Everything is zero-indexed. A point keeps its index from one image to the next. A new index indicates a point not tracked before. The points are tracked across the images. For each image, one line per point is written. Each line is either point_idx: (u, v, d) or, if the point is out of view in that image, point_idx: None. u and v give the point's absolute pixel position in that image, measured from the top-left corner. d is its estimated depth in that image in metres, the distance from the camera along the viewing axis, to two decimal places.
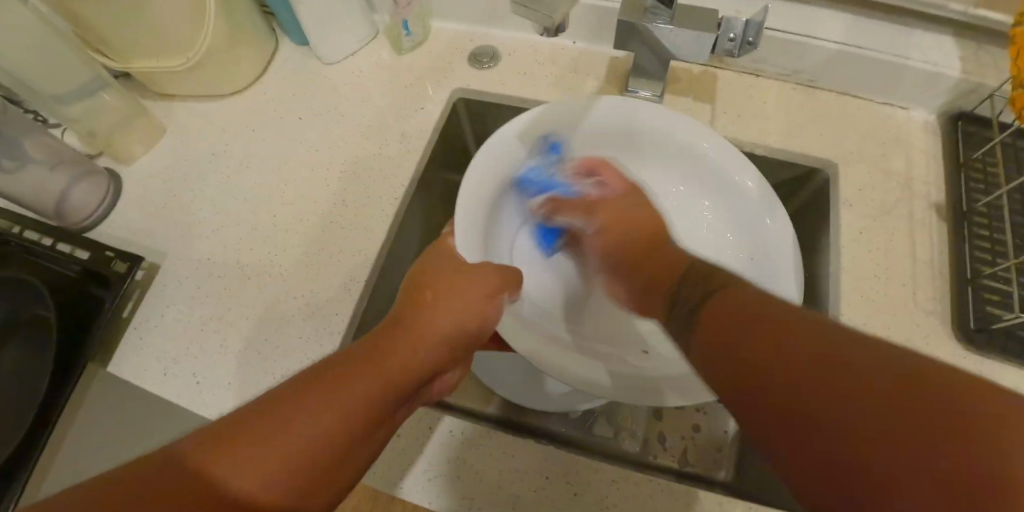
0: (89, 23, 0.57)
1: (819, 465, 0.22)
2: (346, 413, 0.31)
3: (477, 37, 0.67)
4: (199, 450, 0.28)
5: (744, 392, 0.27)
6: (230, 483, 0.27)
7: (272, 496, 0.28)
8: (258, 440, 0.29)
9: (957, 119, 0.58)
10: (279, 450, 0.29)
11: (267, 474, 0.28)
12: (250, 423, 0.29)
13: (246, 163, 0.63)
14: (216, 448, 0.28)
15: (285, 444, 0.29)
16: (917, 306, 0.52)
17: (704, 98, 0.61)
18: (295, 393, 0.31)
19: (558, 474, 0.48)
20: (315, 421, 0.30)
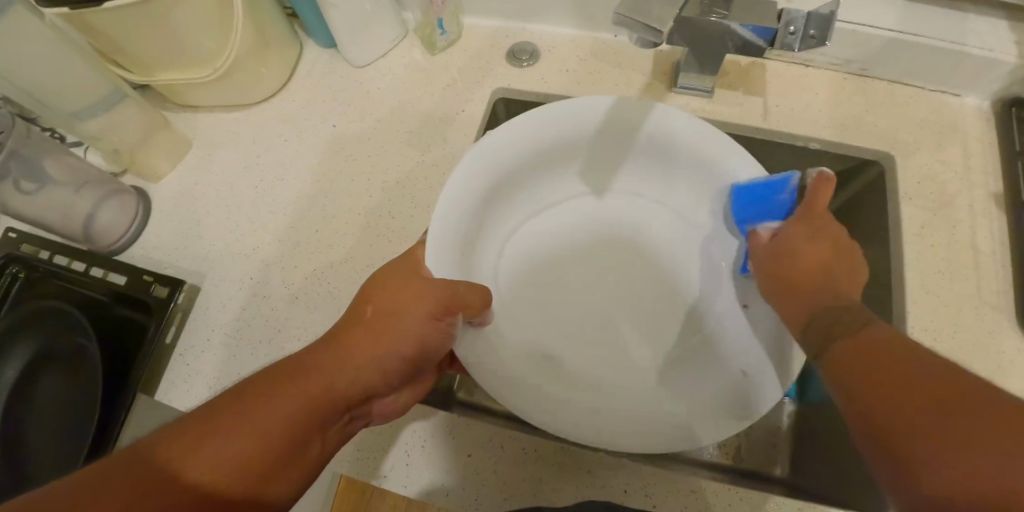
0: (107, 36, 0.54)
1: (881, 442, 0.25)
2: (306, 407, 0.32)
3: (514, 33, 0.65)
4: (162, 450, 0.27)
5: (836, 379, 0.29)
6: (198, 477, 0.27)
7: (234, 486, 0.28)
8: (205, 439, 0.28)
9: (1013, 105, 0.56)
10: (230, 453, 0.28)
11: (236, 468, 0.28)
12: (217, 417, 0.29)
13: (284, 177, 0.62)
14: (170, 446, 0.27)
15: (253, 439, 0.29)
16: (983, 301, 0.51)
17: (754, 91, 0.59)
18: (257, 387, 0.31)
19: (639, 488, 0.45)
20: (277, 413, 0.30)
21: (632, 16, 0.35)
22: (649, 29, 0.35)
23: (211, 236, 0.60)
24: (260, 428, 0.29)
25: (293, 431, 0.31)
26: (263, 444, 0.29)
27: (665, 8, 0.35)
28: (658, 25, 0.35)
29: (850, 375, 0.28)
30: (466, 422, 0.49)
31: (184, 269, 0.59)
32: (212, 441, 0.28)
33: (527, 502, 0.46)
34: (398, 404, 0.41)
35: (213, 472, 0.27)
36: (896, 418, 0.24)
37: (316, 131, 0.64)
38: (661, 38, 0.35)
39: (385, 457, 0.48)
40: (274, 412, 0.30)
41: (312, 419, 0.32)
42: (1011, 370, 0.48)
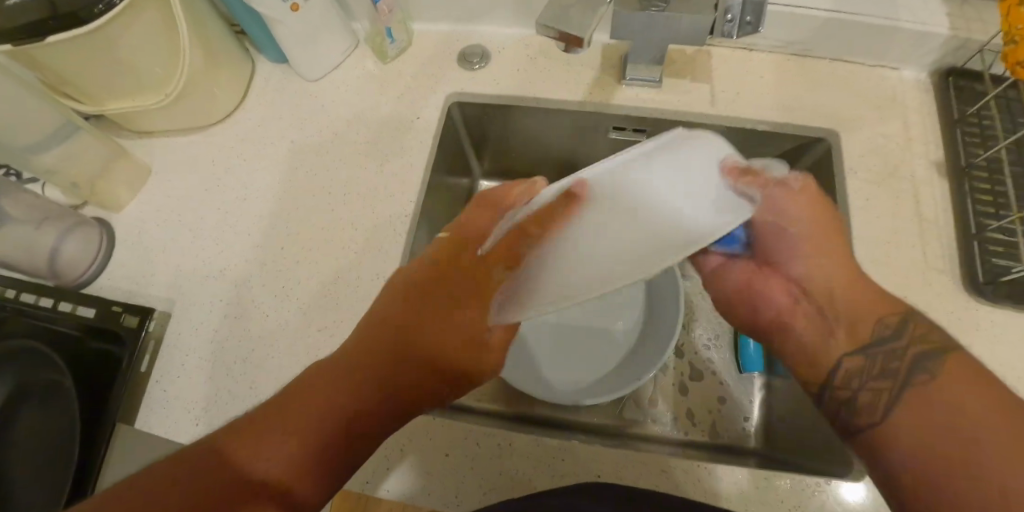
0: (53, 68, 0.53)
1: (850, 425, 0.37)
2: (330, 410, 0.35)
3: (463, 37, 0.65)
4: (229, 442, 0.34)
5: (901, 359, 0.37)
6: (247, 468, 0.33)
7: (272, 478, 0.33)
8: (258, 438, 0.34)
9: (948, 75, 0.59)
10: (270, 452, 0.33)
11: (273, 465, 0.33)
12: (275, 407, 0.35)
13: (246, 196, 0.62)
14: (238, 438, 0.34)
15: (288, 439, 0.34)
16: (929, 266, 0.53)
17: (701, 78, 0.61)
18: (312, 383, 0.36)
19: (612, 471, 0.47)
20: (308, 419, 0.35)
21: (552, 24, 0.36)
22: (566, 35, 0.36)
23: (178, 261, 0.60)
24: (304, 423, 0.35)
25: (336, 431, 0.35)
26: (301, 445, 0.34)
27: (585, 12, 0.36)
28: (577, 31, 0.36)
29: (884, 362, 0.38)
30: (443, 423, 0.50)
31: (153, 296, 0.59)
32: (260, 444, 0.34)
33: (506, 495, 0.47)
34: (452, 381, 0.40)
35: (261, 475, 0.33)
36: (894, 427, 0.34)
37: (275, 148, 0.64)
38: (583, 42, 0.37)
39: (366, 463, 0.49)
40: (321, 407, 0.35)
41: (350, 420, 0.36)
42: (957, 329, 0.50)
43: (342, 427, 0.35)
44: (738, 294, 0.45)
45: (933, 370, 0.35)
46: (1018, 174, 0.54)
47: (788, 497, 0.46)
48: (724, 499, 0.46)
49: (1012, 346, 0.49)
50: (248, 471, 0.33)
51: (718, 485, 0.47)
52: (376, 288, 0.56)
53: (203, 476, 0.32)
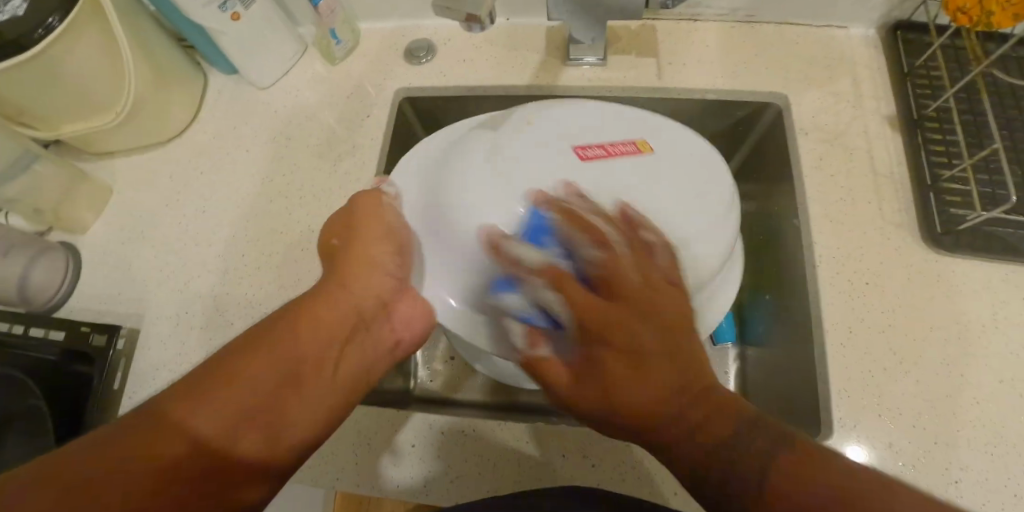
0: (2, 97, 0.54)
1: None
2: (245, 397, 0.34)
3: (409, 33, 0.65)
4: (140, 422, 0.31)
5: (683, 435, 0.32)
6: (168, 453, 0.31)
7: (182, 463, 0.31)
8: (171, 421, 0.32)
9: (894, 29, 0.58)
10: (187, 438, 0.32)
11: (188, 443, 0.32)
12: (191, 386, 0.34)
13: (206, 207, 0.63)
14: (148, 423, 0.31)
15: (207, 421, 0.33)
16: (885, 220, 0.53)
17: (645, 52, 0.60)
18: (231, 359, 0.36)
19: (577, 450, 0.48)
20: (225, 401, 0.34)
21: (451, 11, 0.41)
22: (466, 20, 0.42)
23: (143, 278, 0.61)
24: (228, 407, 0.34)
25: (246, 422, 0.34)
26: (221, 428, 0.33)
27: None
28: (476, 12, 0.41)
29: (724, 439, 0.31)
30: (407, 415, 0.50)
31: (122, 314, 0.60)
32: (161, 433, 0.31)
33: (473, 481, 0.47)
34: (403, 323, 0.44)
35: (179, 456, 0.31)
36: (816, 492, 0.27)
37: (232, 158, 0.64)
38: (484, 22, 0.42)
39: (339, 460, 0.49)
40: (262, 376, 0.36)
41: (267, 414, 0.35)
42: (916, 281, 0.50)
43: (240, 427, 0.34)
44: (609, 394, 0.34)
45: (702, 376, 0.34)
46: (968, 121, 0.54)
47: None
48: None
49: (972, 294, 0.49)
50: (168, 454, 0.31)
51: None
52: None
53: (135, 438, 0.30)
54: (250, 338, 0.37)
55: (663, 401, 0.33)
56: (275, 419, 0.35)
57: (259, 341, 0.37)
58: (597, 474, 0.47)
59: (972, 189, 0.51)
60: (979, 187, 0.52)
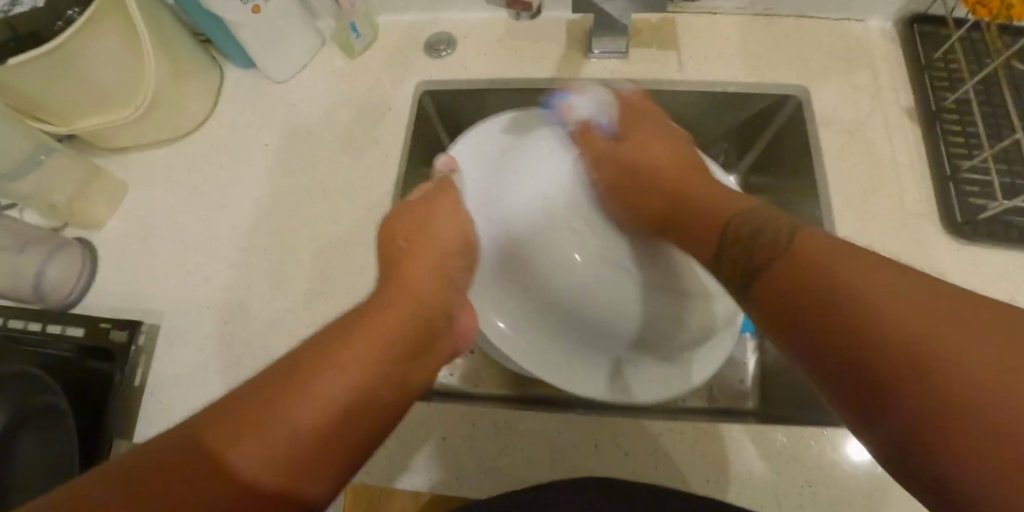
0: (19, 91, 0.53)
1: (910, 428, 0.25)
2: (330, 398, 0.34)
3: (428, 26, 0.65)
4: (210, 435, 0.31)
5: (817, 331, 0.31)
6: (242, 466, 0.30)
7: (261, 476, 0.31)
8: (245, 431, 0.31)
9: (913, 22, 0.59)
10: (267, 447, 0.31)
11: (270, 454, 0.31)
12: (266, 394, 0.33)
13: (224, 201, 0.62)
14: (224, 432, 0.31)
15: (292, 425, 0.32)
16: (906, 210, 0.53)
17: (666, 45, 0.61)
18: (307, 363, 0.35)
19: (608, 440, 0.48)
20: (302, 406, 0.33)
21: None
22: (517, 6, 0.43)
23: (163, 273, 0.60)
24: (310, 414, 0.33)
25: (327, 430, 0.34)
26: (300, 433, 0.33)
27: None
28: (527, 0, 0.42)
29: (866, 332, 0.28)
30: (437, 407, 0.50)
31: (141, 309, 0.59)
32: (242, 443, 0.31)
33: (505, 473, 0.47)
34: (464, 328, 0.46)
35: (254, 471, 0.31)
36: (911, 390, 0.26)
37: (250, 152, 0.64)
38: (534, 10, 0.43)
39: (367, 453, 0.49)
40: (331, 388, 0.34)
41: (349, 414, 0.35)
42: (939, 271, 0.51)
43: (319, 432, 0.33)
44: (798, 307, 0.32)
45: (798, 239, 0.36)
46: (988, 113, 0.55)
47: (784, 451, 0.46)
48: (721, 456, 0.47)
49: (994, 282, 0.50)
50: (241, 469, 0.30)
51: (714, 443, 0.47)
52: (362, 280, 0.56)
53: (199, 451, 0.30)
54: (329, 340, 0.37)
55: (805, 278, 0.33)
56: (351, 423, 0.35)
57: (333, 342, 0.37)
58: (629, 464, 0.47)
59: (993, 179, 0.52)
60: (999, 177, 0.52)
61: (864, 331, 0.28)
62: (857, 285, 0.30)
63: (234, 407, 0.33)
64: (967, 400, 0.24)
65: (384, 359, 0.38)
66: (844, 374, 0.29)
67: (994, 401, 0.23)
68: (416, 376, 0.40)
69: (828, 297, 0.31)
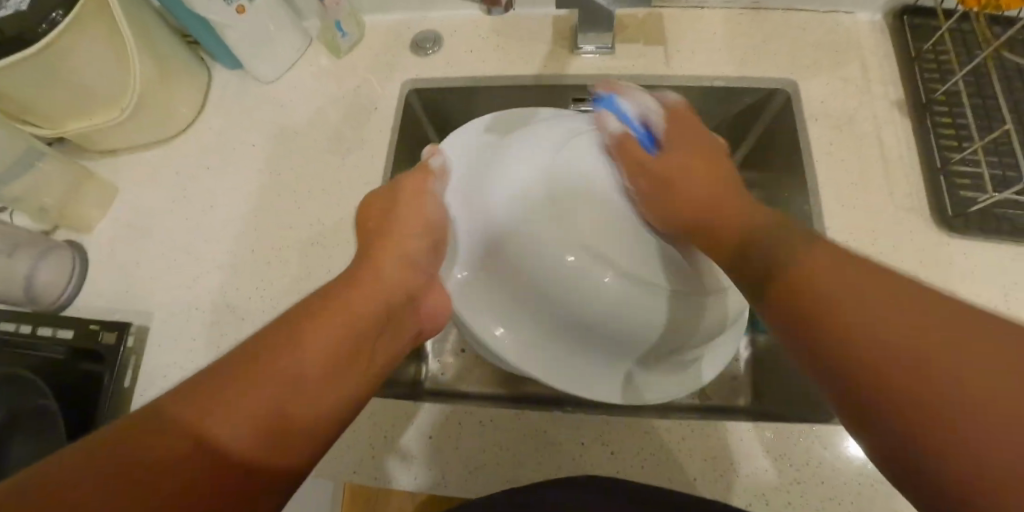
0: (5, 94, 0.53)
1: (900, 441, 0.25)
2: (305, 370, 0.33)
3: (414, 25, 0.65)
4: (180, 407, 0.29)
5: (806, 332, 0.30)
6: (220, 437, 0.29)
7: (242, 447, 0.29)
8: (222, 404, 0.30)
9: (902, 14, 0.58)
10: (246, 418, 0.30)
11: (248, 426, 0.30)
12: (244, 365, 0.32)
13: (212, 203, 0.62)
14: (198, 403, 0.29)
15: (272, 392, 0.31)
16: (896, 204, 0.53)
17: (653, 40, 0.60)
18: (283, 335, 0.34)
19: (595, 438, 0.48)
20: (286, 371, 0.32)
21: None
22: None
23: (152, 275, 0.61)
24: (289, 384, 0.32)
25: (305, 399, 0.33)
26: (280, 406, 0.31)
27: None
28: None
29: (862, 347, 0.27)
30: (423, 407, 0.50)
31: (130, 311, 0.59)
32: (219, 414, 0.29)
33: (491, 471, 0.47)
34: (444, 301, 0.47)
35: (235, 443, 0.29)
36: (914, 395, 0.25)
37: (238, 153, 0.64)
38: None
39: (353, 454, 0.49)
40: (304, 367, 0.33)
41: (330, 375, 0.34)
42: (930, 265, 0.50)
43: (299, 403, 0.32)
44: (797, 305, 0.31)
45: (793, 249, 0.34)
46: (978, 104, 0.54)
47: (772, 447, 0.46)
48: (708, 454, 0.46)
49: (985, 276, 0.49)
50: (220, 440, 0.29)
51: (702, 441, 0.47)
52: None
53: (174, 424, 0.28)
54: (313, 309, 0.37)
55: (807, 299, 0.31)
56: (331, 388, 0.34)
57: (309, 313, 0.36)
58: (617, 463, 0.47)
59: (983, 172, 0.51)
60: (990, 170, 0.52)
61: (855, 329, 0.28)
62: (844, 296, 0.29)
63: (192, 396, 0.30)
64: (958, 424, 0.23)
65: (358, 339, 0.37)
66: (835, 378, 0.28)
67: (973, 409, 0.23)
68: (385, 350, 0.41)
69: (825, 301, 0.30)
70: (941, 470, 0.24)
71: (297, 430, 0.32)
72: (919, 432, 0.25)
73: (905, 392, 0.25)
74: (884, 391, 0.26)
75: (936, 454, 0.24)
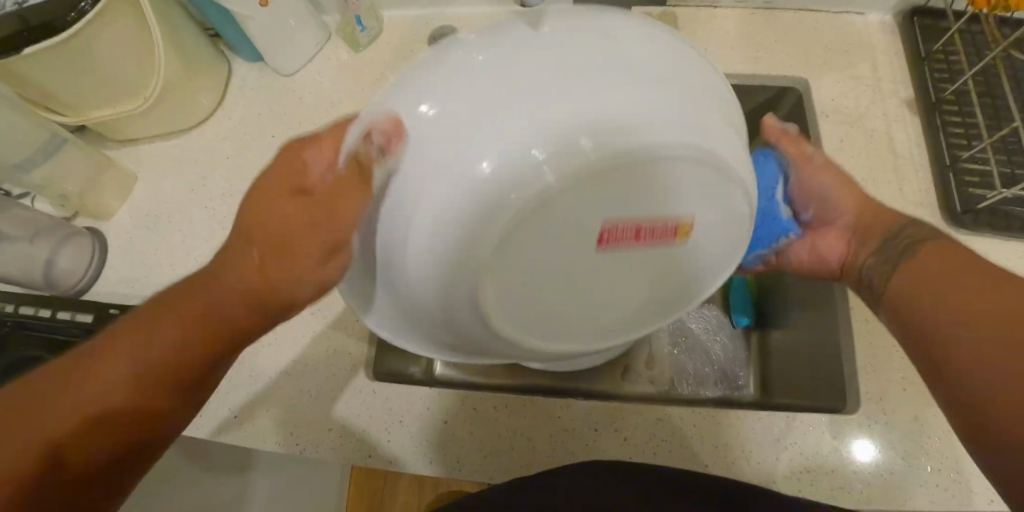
0: (33, 82, 0.54)
1: (971, 413, 0.29)
2: (150, 351, 0.31)
3: (432, 20, 0.66)
4: (53, 376, 0.31)
5: (917, 293, 0.35)
6: (77, 401, 0.30)
7: (91, 410, 0.30)
8: (78, 377, 0.31)
9: (912, 15, 0.59)
10: (100, 391, 0.30)
11: (101, 391, 0.30)
12: (115, 339, 0.32)
13: (231, 192, 0.63)
14: (64, 369, 0.31)
15: (124, 369, 0.31)
16: (907, 200, 0.54)
17: (667, 38, 0.61)
18: (149, 318, 0.33)
19: (608, 425, 0.48)
20: (142, 352, 0.31)
21: None
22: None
23: (171, 262, 0.61)
24: (140, 361, 0.31)
25: (155, 381, 0.31)
26: (127, 382, 0.31)
27: None
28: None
29: (955, 322, 0.31)
30: (437, 393, 0.51)
31: (149, 297, 0.60)
32: (82, 376, 0.31)
33: (505, 456, 0.48)
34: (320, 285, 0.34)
35: (86, 404, 0.30)
36: (981, 376, 0.29)
37: (257, 144, 0.65)
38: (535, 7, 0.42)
39: (367, 438, 0.50)
40: (153, 344, 0.32)
41: (182, 357, 0.32)
42: None
43: (150, 386, 0.31)
44: (921, 292, 0.34)
45: (922, 260, 0.36)
46: (987, 103, 0.55)
47: (783, 436, 0.47)
48: (720, 441, 0.47)
49: None
50: (81, 402, 0.30)
51: (714, 429, 0.48)
52: None
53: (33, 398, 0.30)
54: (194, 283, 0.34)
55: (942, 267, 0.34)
56: (180, 374, 0.32)
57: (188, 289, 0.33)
58: (628, 449, 0.47)
59: (992, 169, 0.52)
60: (999, 168, 0.53)
61: (948, 316, 0.32)
62: (965, 305, 0.31)
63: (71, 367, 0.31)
64: (1007, 406, 0.28)
65: (219, 322, 0.33)
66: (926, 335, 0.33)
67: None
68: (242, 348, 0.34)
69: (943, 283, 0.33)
70: (983, 434, 0.29)
71: (149, 401, 0.31)
72: (975, 407, 0.29)
73: (983, 375, 0.29)
74: (954, 356, 0.31)
75: (989, 431, 0.28)
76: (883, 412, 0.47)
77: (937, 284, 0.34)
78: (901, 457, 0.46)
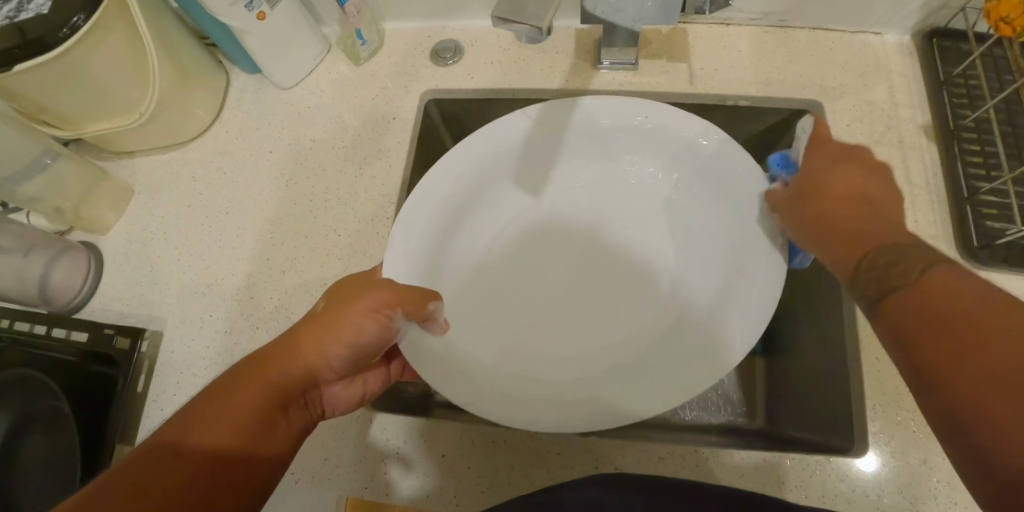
0: (24, 97, 0.52)
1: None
2: (241, 415, 0.34)
3: (435, 33, 0.65)
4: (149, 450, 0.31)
5: (911, 344, 0.29)
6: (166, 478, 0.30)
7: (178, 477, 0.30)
8: (175, 445, 0.31)
9: (932, 36, 0.57)
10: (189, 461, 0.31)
11: (195, 452, 0.31)
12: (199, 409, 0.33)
13: (228, 209, 0.62)
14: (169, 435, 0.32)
15: (217, 436, 0.32)
16: (921, 233, 0.52)
17: (677, 56, 0.60)
18: (230, 385, 0.35)
19: (609, 462, 0.47)
20: (238, 411, 0.34)
21: (506, 17, 0.37)
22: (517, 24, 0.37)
23: (166, 281, 0.60)
24: (232, 430, 0.33)
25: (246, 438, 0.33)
26: (220, 445, 0.32)
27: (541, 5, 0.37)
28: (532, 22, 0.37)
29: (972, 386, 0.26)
30: (436, 424, 0.50)
31: (145, 316, 0.59)
32: (181, 442, 0.32)
33: (503, 492, 0.47)
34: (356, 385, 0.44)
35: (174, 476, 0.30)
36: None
37: (255, 160, 0.64)
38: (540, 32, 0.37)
39: (364, 468, 0.49)
40: (236, 413, 0.33)
41: (264, 419, 0.34)
42: None
43: (239, 451, 0.33)
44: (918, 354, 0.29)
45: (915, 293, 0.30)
46: (1008, 132, 0.53)
47: (789, 478, 0.46)
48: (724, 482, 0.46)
49: None
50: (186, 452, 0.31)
51: (718, 469, 0.47)
52: None
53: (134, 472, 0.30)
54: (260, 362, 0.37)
55: (928, 309, 0.29)
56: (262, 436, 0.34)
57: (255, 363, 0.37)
58: None
59: (1011, 203, 0.50)
60: (1018, 201, 0.51)
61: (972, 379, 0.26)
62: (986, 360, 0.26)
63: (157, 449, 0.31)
64: None
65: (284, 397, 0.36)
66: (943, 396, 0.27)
67: None
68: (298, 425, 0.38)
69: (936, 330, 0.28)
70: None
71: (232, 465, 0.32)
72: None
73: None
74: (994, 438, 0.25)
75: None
76: (892, 454, 0.46)
77: (931, 329, 0.28)
78: (908, 501, 0.45)
